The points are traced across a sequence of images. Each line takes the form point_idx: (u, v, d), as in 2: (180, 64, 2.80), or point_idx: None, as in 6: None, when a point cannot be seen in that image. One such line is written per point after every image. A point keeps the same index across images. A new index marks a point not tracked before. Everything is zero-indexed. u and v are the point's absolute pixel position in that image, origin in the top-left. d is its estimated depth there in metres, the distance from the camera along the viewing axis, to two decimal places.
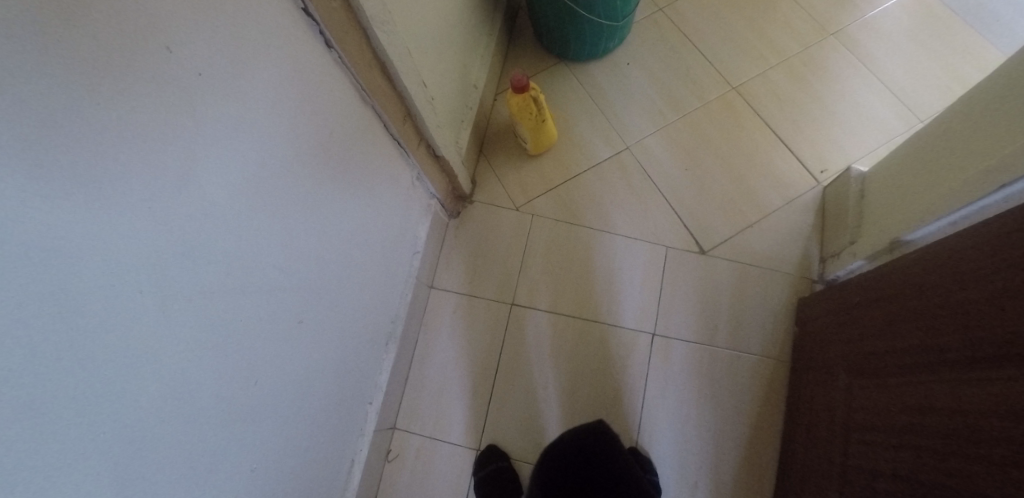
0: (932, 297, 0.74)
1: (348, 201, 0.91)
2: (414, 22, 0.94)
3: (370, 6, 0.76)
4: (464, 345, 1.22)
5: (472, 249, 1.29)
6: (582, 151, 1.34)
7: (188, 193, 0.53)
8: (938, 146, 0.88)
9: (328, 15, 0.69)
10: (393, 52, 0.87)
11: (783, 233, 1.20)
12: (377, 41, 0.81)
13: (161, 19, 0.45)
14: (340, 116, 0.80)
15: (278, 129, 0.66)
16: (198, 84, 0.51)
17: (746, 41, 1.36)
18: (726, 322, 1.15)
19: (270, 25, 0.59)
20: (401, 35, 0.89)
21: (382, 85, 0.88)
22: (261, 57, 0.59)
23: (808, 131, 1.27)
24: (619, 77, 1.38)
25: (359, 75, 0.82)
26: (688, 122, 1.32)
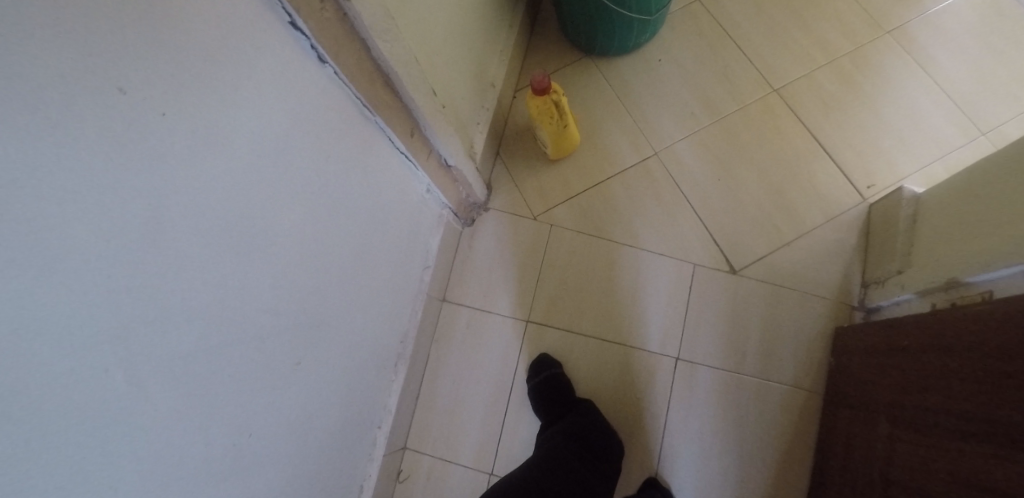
0: (991, 362, 0.66)
1: (352, 227, 0.84)
2: (423, 24, 0.84)
3: (368, 15, 0.66)
4: (478, 363, 1.17)
5: (487, 261, 1.23)
6: (607, 157, 1.25)
7: (165, 248, 0.43)
8: (1000, 173, 0.80)
9: (326, 33, 0.61)
10: (405, 64, 0.78)
11: (823, 253, 1.11)
12: (377, 52, 0.71)
13: (126, 52, 0.35)
14: (338, 139, 0.73)
15: (275, 168, 0.58)
16: (174, 124, 0.41)
17: (795, 39, 1.28)
18: (756, 348, 1.08)
19: (258, 50, 0.50)
20: (411, 41, 0.80)
21: (387, 99, 0.79)
22: (247, 87, 0.50)
23: (855, 142, 1.19)
24: (649, 74, 1.29)
25: (364, 92, 0.73)
26: (722, 127, 1.23)
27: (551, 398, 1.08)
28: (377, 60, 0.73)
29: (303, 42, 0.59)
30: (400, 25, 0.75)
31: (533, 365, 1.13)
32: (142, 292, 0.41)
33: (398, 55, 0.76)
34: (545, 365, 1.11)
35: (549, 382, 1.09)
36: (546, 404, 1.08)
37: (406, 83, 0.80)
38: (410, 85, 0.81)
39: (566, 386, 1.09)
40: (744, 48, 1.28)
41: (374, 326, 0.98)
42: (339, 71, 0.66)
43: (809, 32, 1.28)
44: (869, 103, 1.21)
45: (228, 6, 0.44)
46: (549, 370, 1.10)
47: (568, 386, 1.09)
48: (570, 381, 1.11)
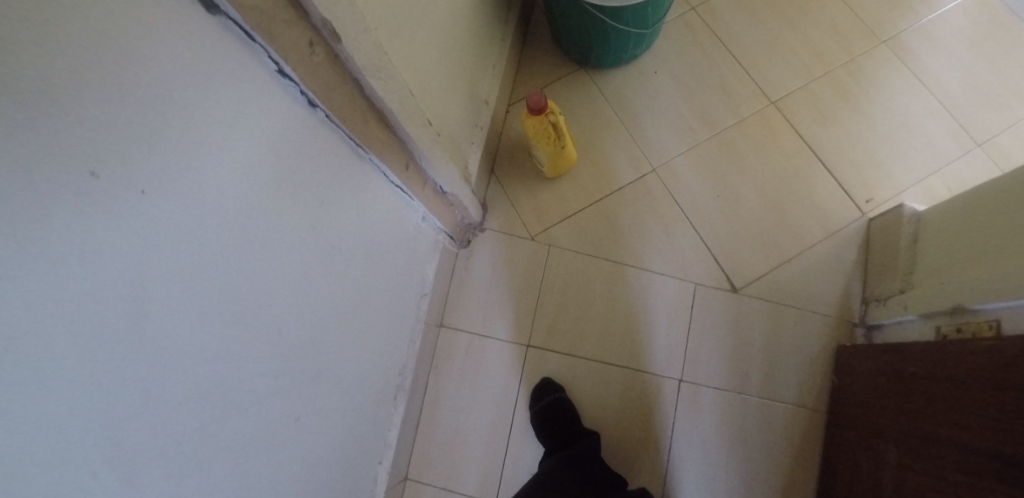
0: (1005, 403, 0.65)
1: (349, 269, 0.80)
2: (416, 53, 0.80)
3: (360, 54, 0.61)
4: (478, 390, 1.15)
5: (484, 283, 1.20)
6: (605, 174, 1.23)
7: (148, 336, 0.39)
8: (998, 196, 0.81)
9: (322, 81, 0.57)
10: (404, 99, 0.74)
11: (824, 269, 1.11)
12: (370, 90, 0.66)
13: (102, 136, 0.31)
14: (331, 184, 0.69)
15: (267, 229, 0.55)
16: (152, 203, 0.36)
17: (793, 49, 1.28)
18: (759, 368, 1.08)
19: (244, 111, 0.46)
20: (408, 74, 0.77)
21: (381, 135, 0.75)
22: (234, 152, 0.45)
23: (853, 154, 1.19)
24: (645, 87, 1.28)
25: (362, 134, 0.70)
26: (720, 141, 1.23)
27: (553, 423, 1.06)
28: (374, 99, 0.68)
29: (291, 89, 0.54)
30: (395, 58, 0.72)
31: (535, 389, 1.12)
32: (130, 395, 0.38)
33: (399, 91, 0.73)
34: (546, 391, 1.10)
35: (551, 407, 1.07)
36: (548, 429, 1.06)
37: (406, 118, 0.77)
38: (409, 120, 0.78)
39: (569, 411, 1.07)
40: (742, 59, 1.28)
41: (372, 363, 0.95)
42: (333, 116, 0.62)
43: (808, 42, 1.28)
44: (866, 114, 1.22)
45: (211, 64, 0.40)
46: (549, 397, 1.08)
47: (570, 410, 1.07)
48: (572, 405, 1.09)
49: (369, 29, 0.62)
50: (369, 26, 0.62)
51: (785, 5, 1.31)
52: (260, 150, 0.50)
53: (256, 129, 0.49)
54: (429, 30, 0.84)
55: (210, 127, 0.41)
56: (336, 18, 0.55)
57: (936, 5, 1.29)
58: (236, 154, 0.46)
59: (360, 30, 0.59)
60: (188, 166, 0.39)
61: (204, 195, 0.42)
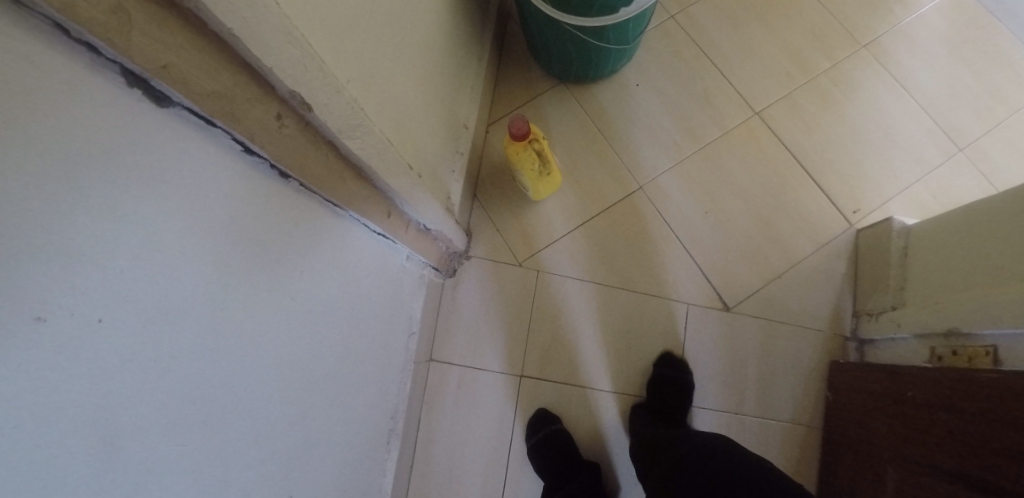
0: (1002, 432, 0.66)
1: (334, 330, 0.76)
2: (393, 95, 0.75)
3: (334, 118, 0.56)
4: (473, 424, 1.12)
5: (473, 313, 1.17)
6: (591, 194, 1.20)
7: (111, 468, 0.35)
8: (990, 217, 0.81)
9: (295, 153, 0.52)
10: (383, 151, 0.70)
11: (815, 285, 1.11)
12: (348, 151, 0.62)
13: (48, 273, 0.27)
14: (308, 252, 0.63)
15: (243, 320, 0.50)
16: (107, 331, 0.32)
17: (773, 57, 1.26)
18: (754, 387, 1.07)
19: (211, 205, 0.42)
20: (385, 122, 0.72)
21: (361, 190, 0.70)
22: (202, 249, 0.41)
23: (839, 165, 1.18)
24: (628, 101, 1.25)
25: (340, 194, 0.65)
26: (706, 155, 1.21)
27: (552, 454, 1.04)
28: (351, 158, 0.63)
29: (260, 164, 0.49)
30: (371, 110, 0.67)
31: (531, 420, 1.10)
32: None
33: (379, 143, 0.68)
34: (546, 421, 1.08)
35: (550, 438, 1.05)
36: (547, 461, 1.04)
37: (386, 168, 0.72)
38: (389, 171, 0.73)
39: (568, 441, 1.05)
40: (724, 69, 1.26)
41: (363, 413, 0.91)
42: (309, 185, 0.57)
43: (789, 49, 1.27)
44: (850, 122, 1.21)
45: (171, 166, 0.36)
46: (548, 430, 1.06)
47: (568, 440, 1.06)
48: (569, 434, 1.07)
49: (342, 88, 0.57)
50: (342, 86, 0.57)
51: (764, 10, 1.29)
52: (229, 241, 0.46)
53: (225, 217, 0.44)
54: (404, 69, 0.79)
55: (168, 233, 0.37)
56: (308, 88, 0.50)
57: (914, 7, 1.28)
58: (203, 252, 0.41)
59: (333, 94, 0.54)
60: (145, 280, 0.35)
61: (167, 306, 0.38)
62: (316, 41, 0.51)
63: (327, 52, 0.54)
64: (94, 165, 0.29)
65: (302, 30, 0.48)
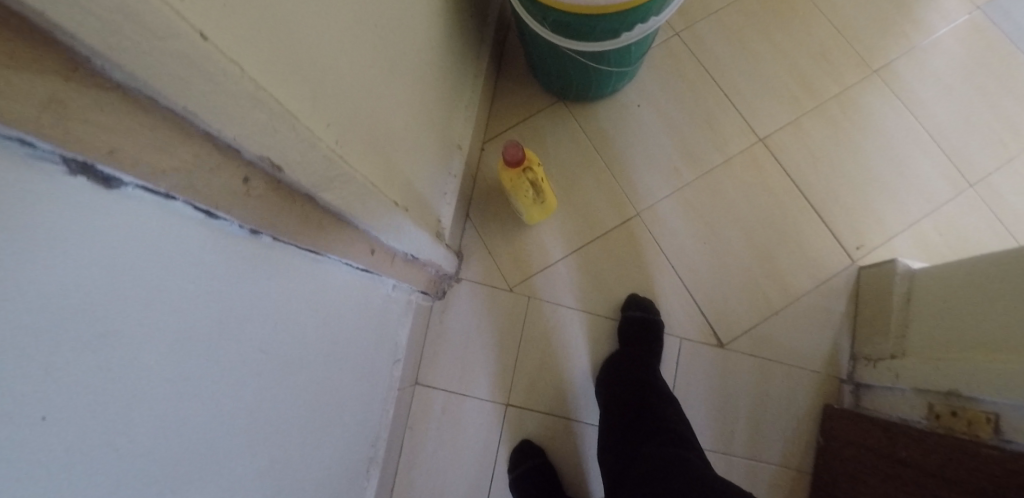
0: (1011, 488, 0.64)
1: (313, 373, 0.72)
2: (379, 130, 0.71)
3: (309, 175, 0.52)
4: (458, 452, 1.10)
5: (461, 338, 1.14)
6: (586, 219, 1.17)
7: None
8: (991, 274, 0.78)
9: (265, 211, 0.49)
10: (365, 195, 0.66)
11: (812, 324, 1.08)
12: (328, 203, 0.58)
13: None
14: (286, 303, 0.60)
15: (214, 385, 0.47)
16: (55, 431, 0.29)
17: (782, 80, 1.21)
18: (744, 427, 1.05)
19: (175, 276, 0.39)
20: (371, 162, 0.69)
21: (343, 233, 0.66)
22: (165, 324, 0.38)
23: (844, 197, 1.14)
24: (628, 122, 1.21)
25: (318, 243, 0.61)
26: (706, 182, 1.17)
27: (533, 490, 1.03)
28: (329, 208, 0.60)
29: (225, 226, 0.45)
30: (354, 153, 0.63)
31: (513, 452, 1.08)
32: None
33: (361, 187, 0.64)
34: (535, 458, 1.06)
35: (531, 473, 1.04)
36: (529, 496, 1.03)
37: (370, 211, 0.69)
38: (371, 213, 0.69)
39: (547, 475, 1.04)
40: (730, 91, 1.21)
41: (343, 446, 0.88)
42: (281, 237, 0.54)
43: (798, 72, 1.22)
44: (859, 152, 1.16)
45: (126, 246, 0.33)
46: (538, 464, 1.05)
47: (548, 472, 1.05)
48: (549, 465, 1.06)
49: (321, 139, 0.53)
50: (320, 137, 0.53)
51: (774, 30, 1.24)
52: (199, 302, 0.42)
53: (195, 272, 0.41)
54: (392, 101, 0.75)
55: (130, 304, 0.34)
56: (283, 152, 0.46)
57: (929, 30, 1.22)
58: (169, 319, 0.38)
59: (308, 148, 0.50)
60: (102, 362, 0.32)
61: (125, 387, 0.34)
62: (292, 96, 0.48)
63: (303, 104, 0.50)
64: (49, 263, 0.26)
65: (273, 90, 0.44)
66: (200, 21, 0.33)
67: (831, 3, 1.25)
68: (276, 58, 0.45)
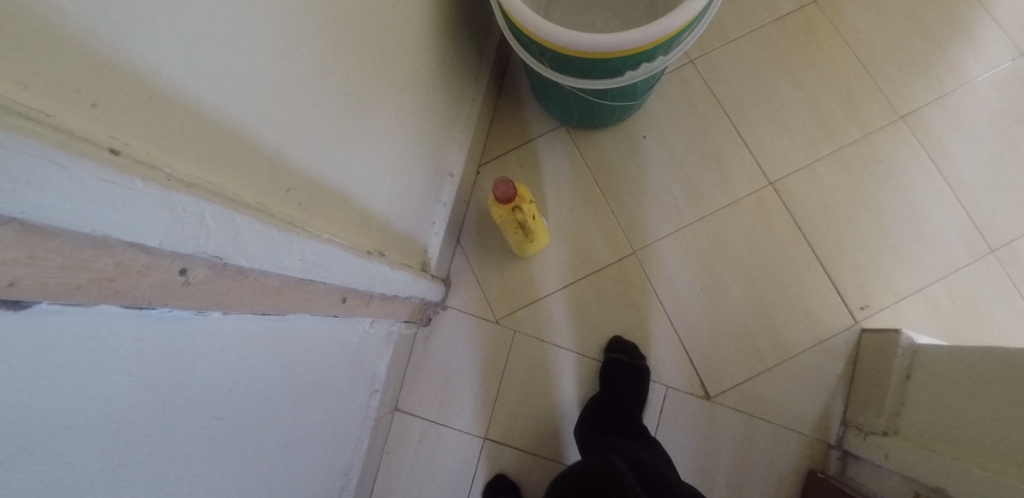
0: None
1: (275, 424, 0.69)
2: (357, 177, 0.69)
3: (278, 257, 0.50)
4: (434, 481, 1.09)
5: (443, 366, 1.13)
6: (581, 254, 1.14)
7: None
8: (989, 367, 0.75)
9: (212, 290, 0.45)
10: (331, 254, 0.60)
11: (803, 383, 1.05)
12: (302, 276, 0.57)
13: None
14: (243, 367, 0.58)
15: (146, 465, 0.46)
16: None
17: (800, 122, 1.16)
18: (724, 483, 1.03)
19: (89, 377, 0.37)
20: (337, 214, 0.65)
21: (319, 289, 0.63)
22: (72, 425, 0.37)
23: (853, 253, 1.09)
24: (632, 156, 1.18)
25: (277, 307, 0.57)
26: (708, 225, 1.13)
27: None
28: (298, 279, 0.57)
29: (163, 312, 0.42)
30: (316, 210, 0.59)
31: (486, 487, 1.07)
32: None
33: (328, 246, 0.59)
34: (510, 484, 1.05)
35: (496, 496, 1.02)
36: None
37: (346, 267, 0.65)
38: (339, 269, 0.64)
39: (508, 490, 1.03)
40: (743, 130, 1.17)
41: (314, 483, 0.85)
42: (234, 310, 0.50)
43: (818, 113, 1.16)
44: (875, 205, 1.11)
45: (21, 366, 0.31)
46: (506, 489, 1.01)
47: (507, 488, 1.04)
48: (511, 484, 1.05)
49: (280, 210, 0.51)
50: (272, 208, 0.49)
51: (796, 65, 1.18)
52: (105, 392, 0.39)
53: (97, 366, 0.38)
54: (374, 145, 0.72)
55: (24, 419, 0.33)
56: (251, 242, 0.45)
57: (966, 75, 1.14)
58: (79, 418, 0.37)
59: (266, 224, 0.47)
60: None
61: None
62: (235, 175, 0.44)
63: (260, 178, 0.48)
64: None
65: (219, 175, 0.42)
66: (120, 134, 0.32)
67: (862, 40, 1.18)
68: (216, 141, 0.41)
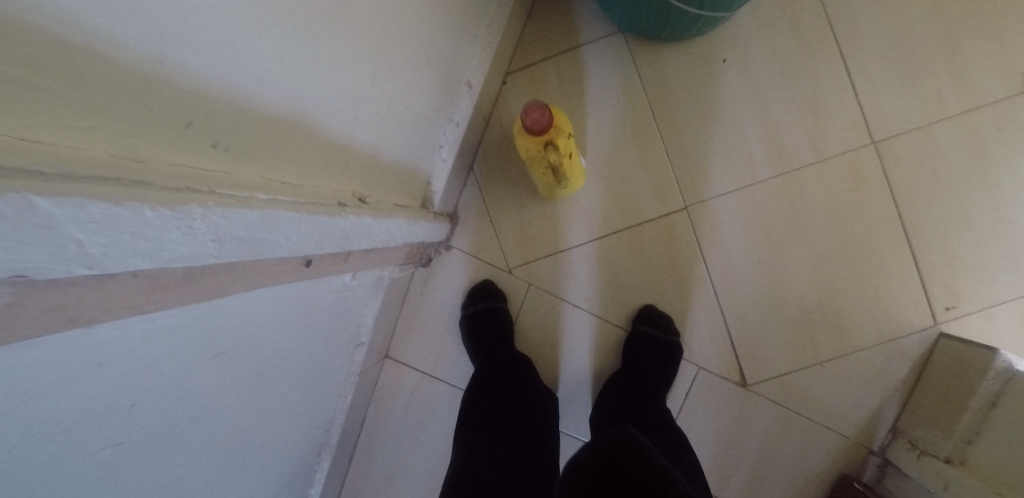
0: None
1: (223, 421, 0.53)
2: (336, 93, 0.48)
3: (193, 242, 0.32)
4: (423, 441, 0.97)
5: (442, 314, 0.98)
6: (619, 202, 0.94)
7: None
8: None
9: (51, 307, 0.26)
10: (274, 223, 0.40)
11: (858, 383, 0.91)
12: (247, 254, 0.39)
13: None
14: (172, 375, 0.40)
15: None
16: None
17: (929, 65, 0.91)
18: (744, 476, 0.92)
19: None
20: (280, 152, 0.43)
21: (278, 259, 0.45)
22: None
23: (953, 241, 0.90)
24: (704, 83, 0.93)
25: (187, 300, 0.38)
26: (784, 183, 0.92)
27: (483, 332, 0.93)
28: (237, 258, 0.38)
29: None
30: (241, 152, 0.38)
31: (470, 291, 0.97)
32: None
33: (272, 210, 0.39)
34: (498, 344, 0.93)
35: (484, 316, 0.94)
36: (479, 342, 0.94)
37: (310, 231, 0.46)
38: (293, 238, 0.44)
39: (501, 321, 0.94)
40: (853, 65, 0.92)
41: (282, 453, 0.73)
42: (120, 319, 0.32)
43: (954, 57, 0.90)
44: (998, 183, 0.89)
45: None
46: (492, 338, 0.93)
47: (500, 315, 0.94)
48: (505, 313, 0.95)
49: (166, 164, 0.30)
50: (146, 163, 0.28)
51: None
52: None
53: None
54: (355, 48, 0.49)
55: None
56: (106, 235, 0.25)
57: None
58: None
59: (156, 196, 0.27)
60: None
61: None
62: (52, 114, 0.22)
63: (129, 111, 0.27)
64: None
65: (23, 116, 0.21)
66: None
67: None
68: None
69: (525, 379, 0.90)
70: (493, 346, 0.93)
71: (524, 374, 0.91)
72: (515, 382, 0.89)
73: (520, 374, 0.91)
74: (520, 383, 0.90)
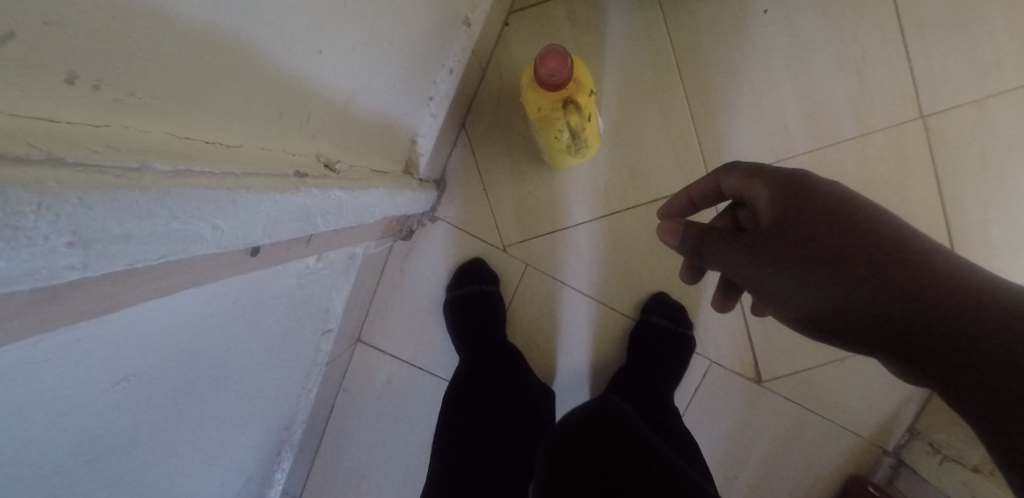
0: (786, 205, 0.40)
1: (141, 456, 0.41)
2: (297, 12, 0.33)
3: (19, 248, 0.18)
4: (401, 435, 0.86)
5: (425, 295, 0.86)
6: (633, 173, 0.82)
7: None
8: None
9: None
10: (189, 208, 0.26)
11: (878, 380, 0.84)
12: (151, 255, 0.25)
13: None
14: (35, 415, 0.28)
15: None
16: None
17: (995, 30, 0.79)
18: (750, 475, 0.86)
19: None
20: (202, 96, 0.28)
21: (211, 253, 0.32)
22: None
23: (999, 232, 0.79)
24: (738, 38, 0.80)
25: (34, 325, 0.24)
26: (821, 160, 0.80)
27: (470, 318, 0.83)
28: (134, 263, 0.25)
29: None
30: (128, 94, 0.23)
31: (458, 271, 0.85)
32: None
33: (180, 188, 0.25)
34: (485, 330, 0.83)
35: (471, 300, 0.82)
36: (465, 330, 0.83)
37: (255, 215, 0.32)
38: (222, 228, 0.29)
39: (491, 306, 0.83)
40: (910, 25, 0.79)
41: (231, 466, 0.61)
42: None
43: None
44: None
45: None
46: (479, 325, 0.83)
47: (490, 299, 0.83)
48: (497, 296, 0.84)
49: None
50: None
51: None
52: None
53: None
54: None
55: None
56: None
57: None
58: None
59: None
60: None
61: None
62: None
63: None
64: None
65: None
66: None
67: None
68: None
69: (517, 373, 0.80)
70: (481, 335, 0.83)
71: (515, 366, 0.81)
72: (504, 377, 0.79)
73: (511, 367, 0.80)
74: (511, 376, 0.80)
